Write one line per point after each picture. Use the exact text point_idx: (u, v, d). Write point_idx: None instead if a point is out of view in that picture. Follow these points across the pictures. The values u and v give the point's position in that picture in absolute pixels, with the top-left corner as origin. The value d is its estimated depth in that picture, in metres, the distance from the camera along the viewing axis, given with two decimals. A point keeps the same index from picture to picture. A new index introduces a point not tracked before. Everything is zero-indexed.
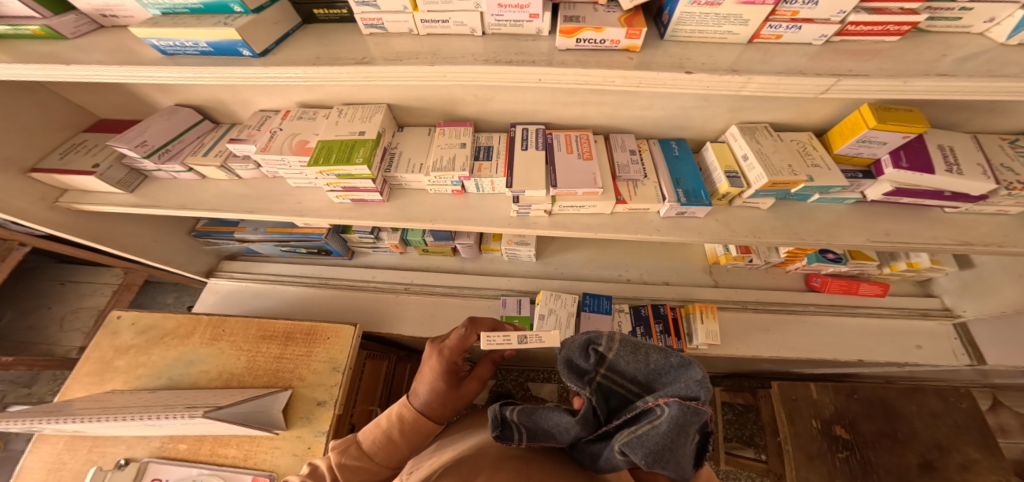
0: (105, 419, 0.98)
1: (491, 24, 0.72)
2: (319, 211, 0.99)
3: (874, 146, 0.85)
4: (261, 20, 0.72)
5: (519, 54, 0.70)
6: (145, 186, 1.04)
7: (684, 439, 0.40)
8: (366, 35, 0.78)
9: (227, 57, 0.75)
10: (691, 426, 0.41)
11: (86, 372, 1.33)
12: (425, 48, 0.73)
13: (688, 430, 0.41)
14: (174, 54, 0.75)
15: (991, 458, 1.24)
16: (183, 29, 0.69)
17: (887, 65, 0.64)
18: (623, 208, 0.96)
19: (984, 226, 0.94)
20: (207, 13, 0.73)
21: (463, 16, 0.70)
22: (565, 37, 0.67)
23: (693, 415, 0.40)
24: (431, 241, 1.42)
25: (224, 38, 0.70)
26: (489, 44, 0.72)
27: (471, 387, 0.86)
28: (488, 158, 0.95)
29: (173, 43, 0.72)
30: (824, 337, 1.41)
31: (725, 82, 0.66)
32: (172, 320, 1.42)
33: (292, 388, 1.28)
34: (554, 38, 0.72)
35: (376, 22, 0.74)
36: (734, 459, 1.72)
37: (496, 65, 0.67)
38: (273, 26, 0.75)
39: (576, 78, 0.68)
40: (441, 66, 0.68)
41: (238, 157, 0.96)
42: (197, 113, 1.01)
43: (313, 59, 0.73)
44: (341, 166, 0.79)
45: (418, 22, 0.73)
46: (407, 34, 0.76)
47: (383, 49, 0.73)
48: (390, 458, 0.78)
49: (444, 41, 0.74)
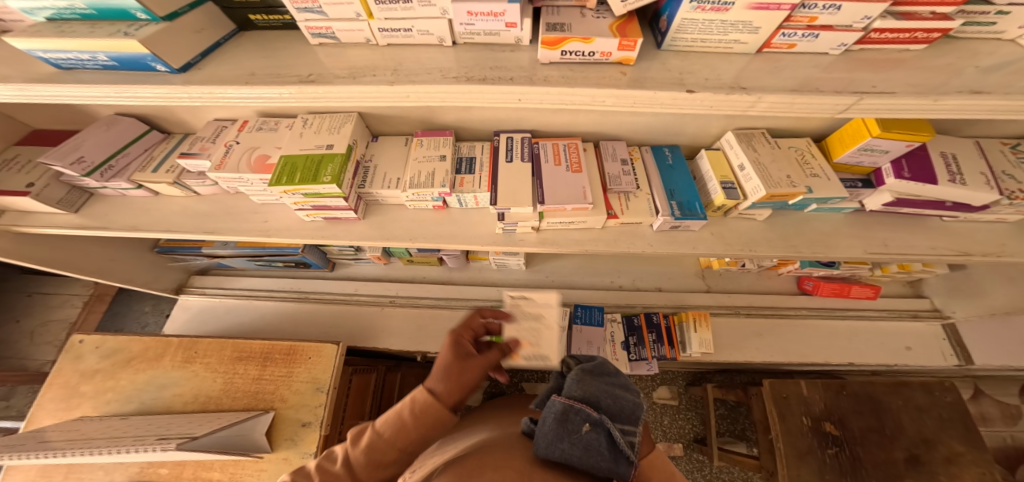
0: (73, 454, 0.90)
1: (461, 33, 0.65)
2: (289, 230, 0.91)
3: (876, 155, 0.80)
4: (178, 28, 0.64)
5: (495, 68, 0.63)
6: (91, 205, 0.94)
7: (565, 427, 0.54)
8: (315, 45, 0.70)
9: (143, 73, 0.66)
10: (572, 419, 0.54)
11: (51, 398, 1.24)
12: (385, 60, 0.65)
13: (567, 423, 0.54)
14: (71, 68, 0.66)
15: (975, 450, 1.25)
16: (73, 41, 0.59)
17: (913, 78, 0.59)
18: (615, 222, 0.90)
19: (983, 233, 0.92)
20: (105, 19, 0.63)
21: (428, 24, 0.63)
22: (549, 49, 0.60)
23: (562, 409, 0.55)
24: (416, 252, 1.34)
25: (131, 52, 0.61)
26: (460, 55, 0.65)
27: (471, 373, 0.64)
28: (470, 171, 0.88)
29: (66, 56, 0.63)
30: (817, 340, 1.39)
31: (733, 100, 0.60)
32: (139, 342, 1.31)
33: (274, 409, 1.20)
34: (534, 48, 0.66)
35: (326, 31, 0.66)
36: (727, 455, 1.65)
37: (469, 82, 0.60)
38: (197, 34, 0.67)
39: (560, 98, 0.61)
40: (403, 85, 0.61)
41: (193, 173, 0.86)
42: (142, 122, 0.90)
43: (250, 75, 0.65)
44: (308, 186, 0.71)
45: (376, 31, 0.65)
46: (365, 44, 0.69)
47: (338, 61, 0.66)
48: (375, 442, 0.62)
49: (406, 51, 0.67)
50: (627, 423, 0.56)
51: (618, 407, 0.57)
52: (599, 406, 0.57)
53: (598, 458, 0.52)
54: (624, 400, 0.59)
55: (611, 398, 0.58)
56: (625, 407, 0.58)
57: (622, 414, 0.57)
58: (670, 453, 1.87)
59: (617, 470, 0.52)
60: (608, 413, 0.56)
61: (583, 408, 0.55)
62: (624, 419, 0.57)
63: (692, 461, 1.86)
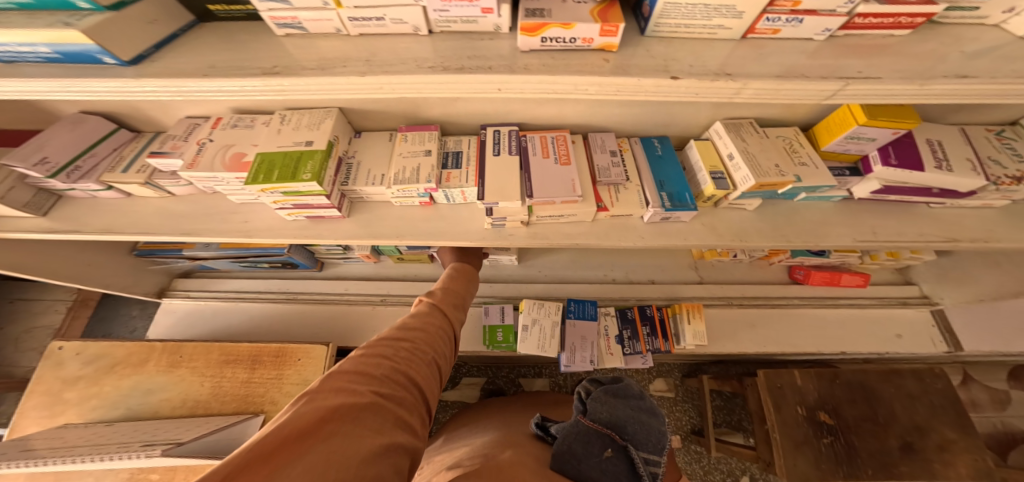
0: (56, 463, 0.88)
1: (437, 21, 0.63)
2: (271, 231, 0.88)
3: (863, 143, 0.80)
4: (127, 19, 0.61)
5: (474, 57, 0.61)
6: (60, 208, 0.90)
7: (590, 447, 0.63)
8: (282, 36, 0.67)
9: (92, 66, 0.63)
10: (594, 443, 0.63)
11: (33, 406, 1.21)
12: (357, 52, 0.63)
13: (589, 446, 0.63)
14: (14, 61, 0.63)
15: (967, 437, 1.27)
16: (12, 33, 0.56)
17: (899, 63, 0.58)
18: (605, 215, 0.89)
19: (971, 220, 0.92)
20: (44, 9, 0.59)
21: (401, 13, 0.60)
22: (528, 36, 0.58)
23: (589, 432, 0.65)
24: (406, 250, 1.32)
25: (75, 44, 0.58)
26: (437, 44, 0.63)
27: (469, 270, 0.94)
28: (457, 166, 0.86)
29: (6, 48, 0.59)
30: (809, 329, 1.40)
31: (718, 88, 0.58)
32: (122, 348, 1.28)
33: (265, 413, 1.18)
34: (514, 36, 0.64)
35: (292, 21, 0.64)
36: (724, 446, 1.66)
37: (446, 73, 0.58)
38: (149, 25, 0.64)
39: (542, 87, 0.59)
40: (375, 77, 0.59)
41: (166, 172, 0.83)
42: (109, 120, 0.86)
43: (209, 67, 0.62)
44: (287, 184, 0.69)
45: (346, 20, 0.63)
46: (335, 34, 0.66)
47: (308, 54, 0.64)
48: (437, 303, 0.74)
49: (380, 42, 0.65)
50: (647, 452, 0.66)
51: (642, 435, 0.67)
52: (624, 432, 0.67)
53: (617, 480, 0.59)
54: (646, 429, 0.68)
55: (635, 426, 0.68)
56: (647, 436, 0.68)
57: (644, 443, 0.66)
58: None
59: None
60: (631, 440, 0.66)
61: (609, 433, 0.65)
62: (645, 448, 0.66)
63: (689, 452, 1.88)
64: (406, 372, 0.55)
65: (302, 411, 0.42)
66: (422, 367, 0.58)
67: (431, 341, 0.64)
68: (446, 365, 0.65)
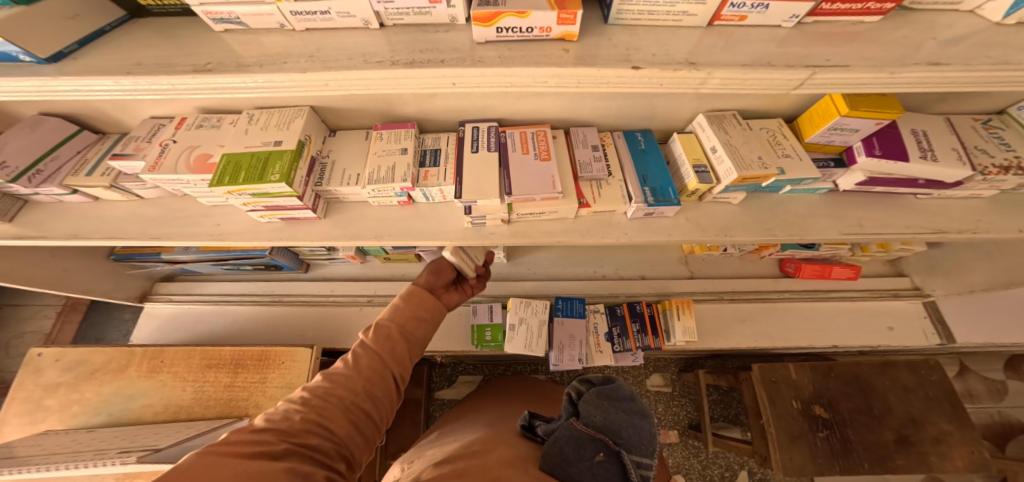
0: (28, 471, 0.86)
1: (390, 14, 0.61)
2: (246, 233, 0.86)
3: (846, 134, 0.78)
4: (41, 14, 0.59)
5: (427, 51, 0.59)
6: (25, 213, 0.88)
7: (578, 452, 0.53)
8: (221, 32, 0.65)
9: (9, 63, 0.60)
10: (585, 446, 0.54)
11: (15, 413, 1.20)
12: (307, 46, 0.61)
13: (580, 449, 0.53)
14: None
15: (963, 429, 1.26)
16: None
17: (869, 50, 0.57)
18: (587, 211, 0.87)
19: (960, 210, 0.91)
20: None
21: (348, 6, 0.59)
22: (482, 26, 0.56)
23: (577, 435, 0.54)
24: (391, 250, 1.30)
25: None
26: (390, 37, 0.61)
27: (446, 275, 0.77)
28: (435, 163, 0.85)
29: None
30: (800, 322, 1.39)
31: (683, 77, 0.57)
32: (102, 353, 1.26)
33: (250, 416, 1.16)
34: (471, 27, 0.62)
35: (230, 16, 0.62)
36: (721, 441, 1.66)
37: (398, 68, 0.56)
38: (71, 20, 0.63)
39: (499, 81, 0.57)
40: (325, 72, 0.57)
41: (131, 175, 0.81)
42: (70, 123, 0.84)
43: (137, 64, 0.60)
44: (253, 185, 0.67)
45: (291, 15, 0.61)
46: (281, 30, 0.64)
47: (253, 50, 0.62)
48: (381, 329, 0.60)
49: (331, 37, 0.63)
50: (643, 457, 0.54)
51: (637, 438, 0.55)
52: (618, 436, 0.55)
53: None
54: (644, 430, 0.56)
55: (631, 428, 0.56)
56: (644, 437, 0.56)
57: (639, 446, 0.55)
58: (665, 440, 1.88)
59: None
60: (626, 444, 0.55)
61: (599, 436, 0.54)
62: (642, 452, 0.55)
63: (687, 448, 1.88)
64: (318, 425, 0.47)
65: (194, 460, 0.38)
66: (341, 418, 0.49)
67: (357, 384, 0.53)
68: (384, 408, 0.55)
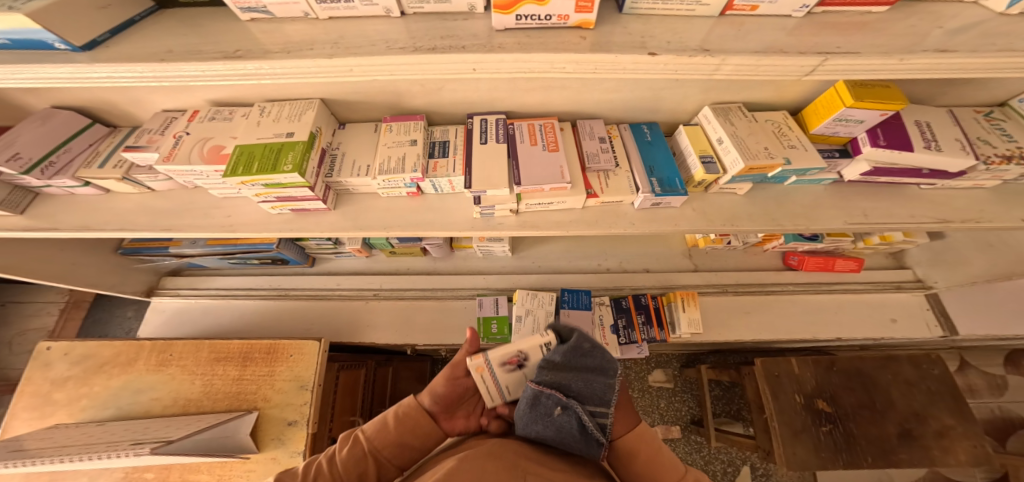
0: (44, 462, 0.87)
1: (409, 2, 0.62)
2: (256, 225, 0.87)
3: (851, 125, 0.79)
4: (77, 4, 0.59)
5: (446, 38, 0.59)
6: (36, 205, 0.88)
7: (536, 409, 0.56)
8: (247, 21, 0.66)
9: (39, 51, 0.61)
10: (543, 403, 0.56)
11: (25, 407, 1.21)
12: (326, 34, 0.62)
13: (538, 407, 0.56)
14: None
15: (965, 422, 1.28)
16: None
17: (878, 39, 0.57)
18: (595, 202, 0.88)
19: (962, 201, 0.92)
20: None
21: None
22: (502, 13, 0.57)
23: (533, 395, 0.57)
24: (397, 244, 1.30)
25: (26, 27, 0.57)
26: (409, 25, 0.62)
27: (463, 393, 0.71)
28: (444, 154, 0.85)
29: None
30: (802, 314, 1.40)
31: (696, 64, 0.57)
32: (110, 347, 1.26)
33: (258, 409, 1.17)
34: (488, 15, 0.63)
35: (256, 5, 0.63)
36: (724, 436, 1.67)
37: (416, 54, 0.57)
38: (101, 10, 0.63)
39: (516, 66, 0.58)
40: (344, 58, 0.58)
41: (144, 167, 0.81)
42: (81, 115, 0.85)
43: (166, 51, 0.61)
44: (267, 176, 0.67)
45: (314, 4, 0.62)
46: (303, 18, 0.65)
47: (274, 37, 0.62)
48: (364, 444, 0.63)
49: (350, 25, 0.63)
50: (596, 404, 0.57)
51: (588, 389, 0.57)
52: (570, 389, 0.57)
53: (568, 435, 0.56)
54: (597, 383, 0.58)
55: (582, 382, 0.57)
56: (596, 388, 0.58)
57: (592, 397, 0.57)
58: (668, 435, 1.90)
59: (582, 446, 0.57)
60: (579, 395, 0.57)
61: (553, 393, 0.56)
62: (594, 401, 0.57)
63: (690, 442, 1.90)
64: None
65: None
66: None
67: None
68: None
